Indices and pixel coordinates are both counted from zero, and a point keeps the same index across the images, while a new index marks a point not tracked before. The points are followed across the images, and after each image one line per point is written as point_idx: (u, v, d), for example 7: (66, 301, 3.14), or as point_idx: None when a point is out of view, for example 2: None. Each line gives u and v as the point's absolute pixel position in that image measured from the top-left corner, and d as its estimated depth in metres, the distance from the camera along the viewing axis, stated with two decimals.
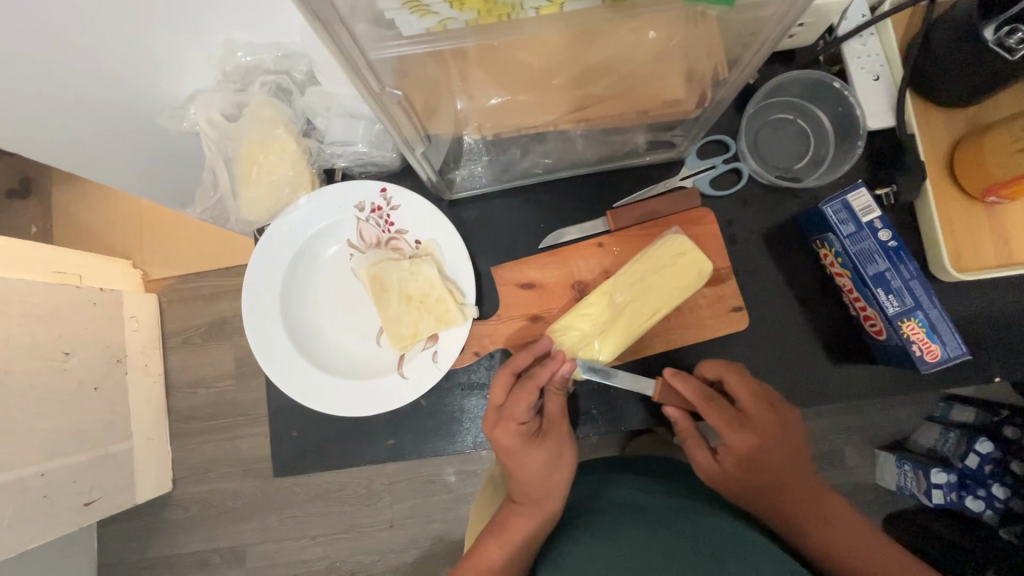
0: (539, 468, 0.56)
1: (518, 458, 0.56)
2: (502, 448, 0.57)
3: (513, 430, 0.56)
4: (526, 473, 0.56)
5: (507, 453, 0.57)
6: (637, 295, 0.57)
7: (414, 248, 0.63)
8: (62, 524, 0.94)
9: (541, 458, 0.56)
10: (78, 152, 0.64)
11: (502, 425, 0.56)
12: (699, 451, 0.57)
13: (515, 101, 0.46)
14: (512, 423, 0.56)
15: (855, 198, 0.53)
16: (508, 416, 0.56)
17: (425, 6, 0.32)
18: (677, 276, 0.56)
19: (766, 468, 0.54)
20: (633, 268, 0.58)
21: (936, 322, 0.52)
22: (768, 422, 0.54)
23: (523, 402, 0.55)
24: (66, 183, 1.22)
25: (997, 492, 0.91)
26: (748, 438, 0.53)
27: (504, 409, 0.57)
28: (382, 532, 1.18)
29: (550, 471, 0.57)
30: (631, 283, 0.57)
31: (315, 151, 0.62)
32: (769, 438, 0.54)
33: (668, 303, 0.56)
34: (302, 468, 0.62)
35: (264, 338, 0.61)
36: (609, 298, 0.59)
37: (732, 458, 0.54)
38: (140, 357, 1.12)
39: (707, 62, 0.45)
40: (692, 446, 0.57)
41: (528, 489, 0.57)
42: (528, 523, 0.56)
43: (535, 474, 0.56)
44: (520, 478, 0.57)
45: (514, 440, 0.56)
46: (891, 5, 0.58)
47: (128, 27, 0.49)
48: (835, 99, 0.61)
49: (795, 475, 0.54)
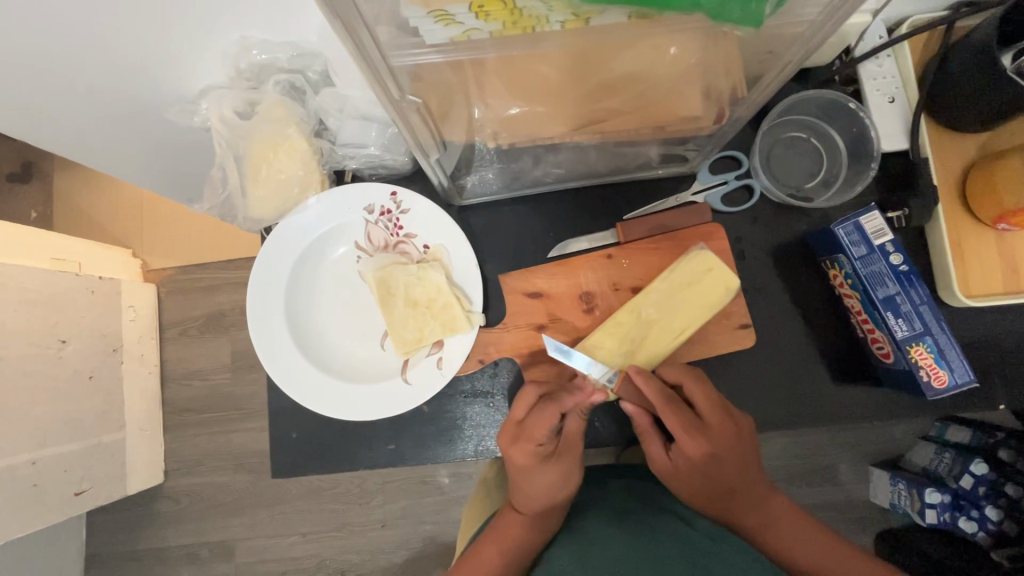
0: (546, 485, 0.56)
1: (529, 475, 0.56)
2: (513, 462, 0.56)
3: (530, 450, 0.55)
4: (533, 488, 0.56)
5: (516, 468, 0.56)
6: (666, 311, 0.57)
7: (422, 252, 0.63)
8: (51, 513, 0.93)
9: (551, 476, 0.56)
10: (86, 141, 0.63)
11: (520, 443, 0.55)
12: (654, 448, 0.57)
13: (532, 112, 0.46)
14: (529, 442, 0.55)
15: (868, 221, 0.53)
16: (527, 435, 0.55)
17: (450, 16, 0.32)
18: (703, 293, 0.57)
19: (718, 474, 0.54)
20: (661, 286, 0.57)
21: (945, 348, 0.52)
22: (728, 433, 0.54)
23: (545, 423, 0.55)
24: (68, 169, 1.21)
25: (991, 513, 0.88)
26: (702, 446, 0.53)
27: (523, 427, 0.56)
28: (372, 532, 1.18)
29: (556, 490, 0.56)
30: (659, 300, 0.57)
31: (326, 152, 0.61)
32: (726, 448, 0.53)
33: (696, 320, 0.57)
34: (301, 469, 0.62)
35: (268, 339, 0.60)
36: (637, 314, 0.58)
37: (684, 460, 0.54)
38: (136, 347, 1.11)
39: (726, 80, 0.44)
40: (647, 441, 0.57)
41: (531, 504, 0.56)
42: (524, 535, 0.56)
43: (542, 490, 0.56)
44: (524, 492, 0.56)
45: (527, 458, 0.55)
46: (908, 28, 0.58)
47: (142, 20, 0.49)
48: (849, 119, 0.61)
49: (747, 481, 0.55)
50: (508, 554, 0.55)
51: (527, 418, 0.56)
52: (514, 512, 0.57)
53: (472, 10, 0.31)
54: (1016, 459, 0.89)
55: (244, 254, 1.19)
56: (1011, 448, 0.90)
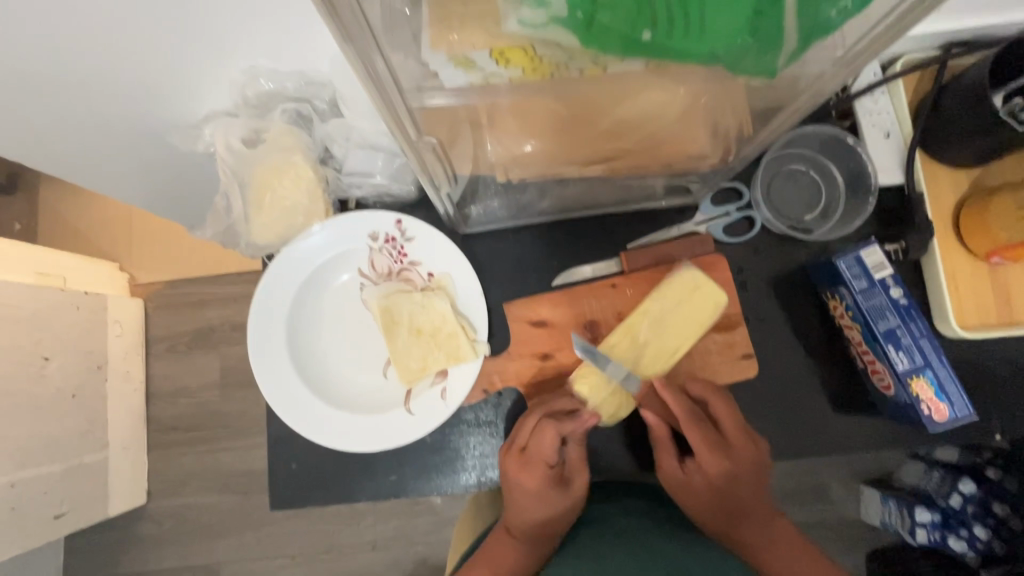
0: (545, 508, 0.57)
1: (535, 497, 0.56)
2: (519, 486, 0.57)
3: (540, 474, 0.56)
4: (535, 512, 0.57)
5: (521, 493, 0.56)
6: (658, 333, 0.57)
7: (426, 280, 0.63)
8: (30, 537, 0.90)
9: (555, 499, 0.57)
10: (82, 165, 0.62)
11: (530, 468, 0.56)
12: (668, 461, 0.57)
13: (543, 148, 0.46)
14: (539, 467, 0.56)
15: (869, 255, 0.54)
16: (536, 460, 0.55)
17: (472, 61, 0.32)
18: (694, 312, 0.57)
19: (728, 491, 0.56)
20: (656, 305, 0.57)
21: (945, 381, 0.53)
22: (748, 455, 0.56)
23: (549, 447, 0.55)
24: (55, 180, 1.19)
25: (979, 532, 0.90)
26: (724, 463, 0.55)
27: (527, 453, 0.56)
28: (363, 553, 1.15)
29: (555, 513, 0.57)
30: (653, 320, 0.57)
31: (332, 180, 0.62)
32: (744, 467, 0.56)
33: (688, 338, 0.57)
34: (300, 499, 0.61)
35: (269, 369, 0.59)
36: (629, 336, 0.57)
37: (699, 475, 0.56)
38: (122, 363, 1.08)
39: (734, 120, 0.45)
40: (661, 454, 0.57)
41: (532, 527, 0.57)
42: (522, 560, 0.57)
43: (539, 512, 0.57)
44: (527, 517, 0.57)
45: (534, 481, 0.56)
46: (903, 66, 0.60)
47: (150, 50, 0.49)
48: (848, 154, 0.63)
49: (752, 499, 0.57)
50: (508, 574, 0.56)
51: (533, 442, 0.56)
52: (513, 537, 0.58)
53: (493, 56, 0.32)
54: (1003, 477, 0.91)
55: (235, 269, 1.17)
56: (999, 467, 0.92)
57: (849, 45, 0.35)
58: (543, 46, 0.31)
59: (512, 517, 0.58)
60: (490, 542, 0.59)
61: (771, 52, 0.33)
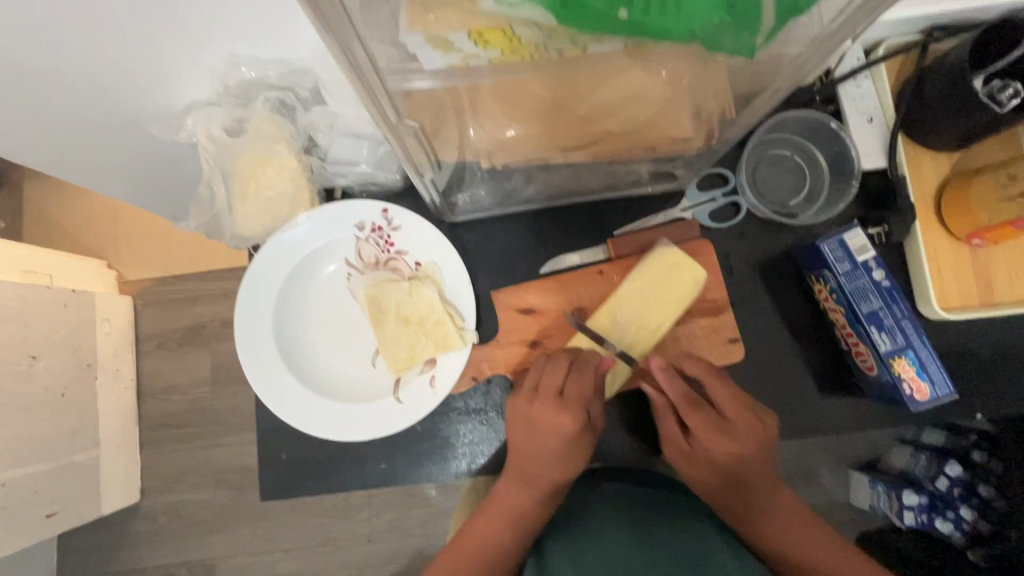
0: (564, 455, 0.56)
1: (562, 438, 0.55)
2: (550, 432, 0.55)
3: (580, 417, 0.54)
4: (557, 460, 0.56)
5: (553, 437, 0.55)
6: (638, 314, 0.58)
7: (413, 269, 0.62)
8: (21, 537, 0.89)
9: (580, 443, 0.56)
10: (64, 158, 0.61)
11: (571, 411, 0.54)
12: (671, 431, 0.56)
13: (526, 132, 0.46)
14: (575, 410, 0.54)
15: (852, 238, 0.55)
16: (575, 400, 0.54)
17: (450, 43, 0.32)
18: (670, 290, 0.57)
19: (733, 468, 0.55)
20: (631, 287, 0.58)
21: (926, 362, 0.53)
22: (752, 433, 0.53)
23: (587, 387, 0.54)
24: (39, 178, 1.17)
25: (965, 514, 0.91)
26: (728, 447, 0.53)
27: (565, 396, 0.54)
28: (359, 546, 1.15)
29: (572, 463, 0.57)
30: (630, 303, 0.58)
31: (316, 169, 0.61)
32: (750, 450, 0.53)
33: (670, 315, 0.57)
34: (292, 491, 0.61)
35: (258, 364, 0.59)
36: (611, 319, 0.58)
37: (703, 452, 0.55)
38: (111, 361, 1.07)
39: (715, 102, 0.45)
40: (664, 423, 0.56)
41: (547, 476, 0.57)
42: (536, 510, 0.57)
43: (557, 460, 0.56)
44: (547, 466, 0.56)
45: (567, 427, 0.54)
46: (885, 50, 0.60)
47: (126, 37, 0.48)
48: (831, 139, 0.64)
49: (759, 473, 0.56)
50: (520, 527, 0.57)
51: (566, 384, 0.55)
52: (529, 490, 0.57)
53: (472, 37, 0.31)
54: (988, 460, 0.92)
55: (224, 265, 1.15)
56: (984, 450, 0.93)
57: (825, 24, 0.35)
58: (521, 26, 0.31)
59: (534, 467, 0.56)
60: (499, 495, 0.58)
61: (748, 30, 0.33)
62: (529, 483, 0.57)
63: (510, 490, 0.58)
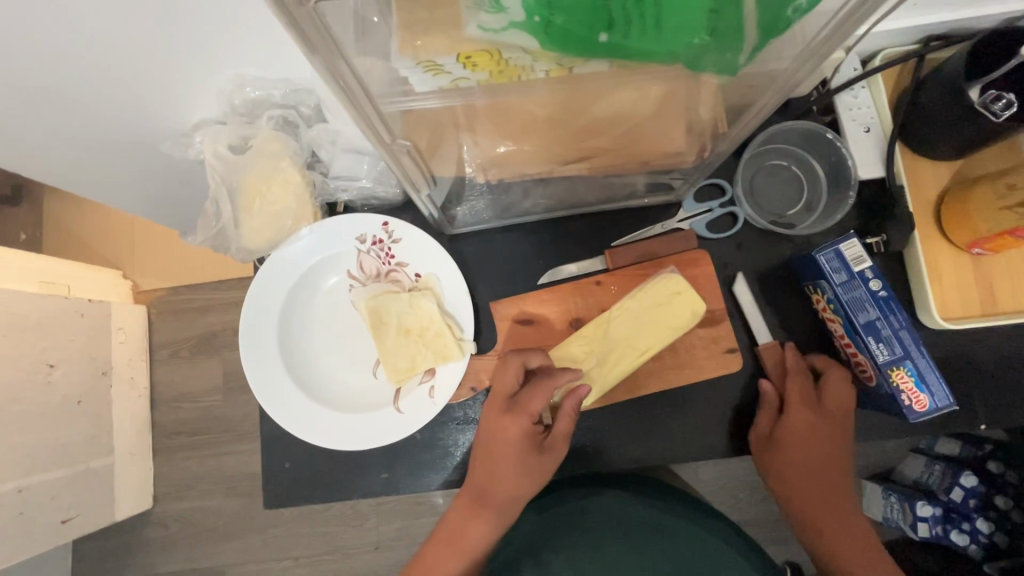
0: (506, 471, 0.56)
1: (507, 450, 0.55)
2: (497, 440, 0.56)
3: (524, 426, 0.55)
4: (503, 476, 0.56)
5: (498, 446, 0.56)
6: (632, 330, 0.59)
7: (414, 280, 0.64)
8: (38, 542, 0.91)
9: (525, 463, 0.56)
10: (79, 172, 0.64)
11: (515, 418, 0.55)
12: (762, 420, 0.59)
13: (520, 148, 0.47)
14: (520, 419, 0.55)
15: (847, 248, 0.55)
16: (523, 409, 0.55)
17: (440, 66, 0.33)
18: (668, 316, 0.58)
19: (829, 466, 0.58)
20: (630, 304, 0.59)
21: (925, 372, 0.53)
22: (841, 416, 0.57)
23: (537, 399, 0.55)
24: (59, 192, 1.21)
25: (981, 526, 0.90)
26: (816, 418, 0.57)
27: (516, 402, 0.56)
28: (366, 554, 1.16)
29: (520, 483, 0.56)
30: (626, 319, 0.59)
31: (319, 184, 0.63)
32: (833, 428, 0.57)
33: (661, 340, 0.58)
34: (296, 500, 0.62)
35: (262, 375, 0.61)
36: (604, 330, 0.60)
37: (788, 431, 0.57)
38: (126, 369, 1.10)
39: (706, 118, 0.46)
40: (760, 414, 0.59)
41: (490, 493, 0.57)
42: (479, 529, 0.58)
43: (501, 476, 0.56)
44: (492, 481, 0.56)
45: (510, 434, 0.55)
46: (881, 61, 0.60)
47: (138, 60, 0.50)
48: (827, 149, 0.64)
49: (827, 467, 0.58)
50: (464, 546, 0.58)
51: (522, 391, 0.56)
52: (475, 507, 0.58)
53: (460, 61, 0.32)
54: (1005, 471, 0.92)
55: (235, 275, 1.18)
56: (1000, 461, 0.92)
57: (809, 38, 0.35)
58: (509, 50, 0.32)
59: (480, 480, 0.57)
60: (449, 514, 0.59)
61: (730, 49, 0.34)
62: (478, 499, 0.57)
63: (459, 506, 0.59)
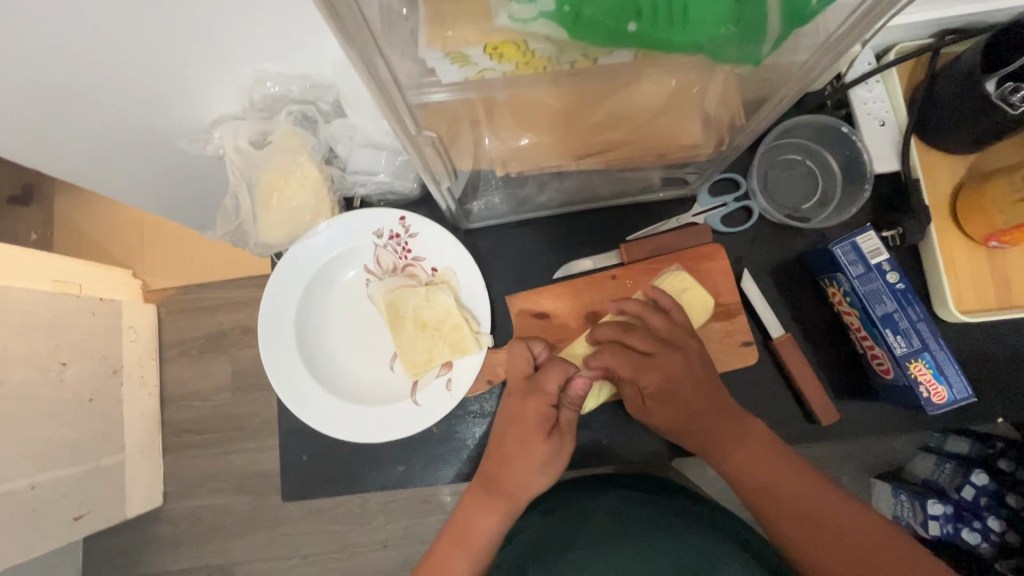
0: (521, 454, 0.56)
1: (525, 431, 0.56)
2: (517, 419, 0.57)
3: (543, 406, 0.56)
4: (518, 462, 0.56)
5: (517, 426, 0.56)
6: None
7: (430, 274, 0.64)
8: (51, 539, 0.92)
9: (541, 446, 0.56)
10: (97, 169, 0.65)
11: (535, 398, 0.56)
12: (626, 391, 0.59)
13: (540, 141, 0.48)
14: (539, 398, 0.56)
15: (864, 240, 0.55)
16: (541, 389, 0.56)
17: (467, 57, 0.33)
18: None
19: (715, 417, 0.55)
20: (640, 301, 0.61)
21: (943, 364, 0.53)
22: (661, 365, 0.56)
23: (555, 379, 0.56)
24: (69, 192, 1.22)
25: (992, 524, 0.88)
26: (648, 375, 0.56)
27: (536, 384, 0.57)
28: (374, 552, 1.17)
29: (534, 469, 0.56)
30: None
31: (337, 179, 0.63)
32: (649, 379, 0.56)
33: None
34: (312, 493, 0.63)
35: (280, 368, 0.61)
36: None
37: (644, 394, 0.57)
38: (137, 367, 1.11)
39: (724, 110, 0.47)
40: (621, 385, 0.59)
41: (502, 479, 0.57)
42: (486, 519, 0.57)
43: (516, 461, 0.56)
44: (506, 466, 0.56)
45: (529, 412, 0.56)
46: (897, 55, 0.60)
47: (159, 55, 0.51)
48: (843, 143, 0.64)
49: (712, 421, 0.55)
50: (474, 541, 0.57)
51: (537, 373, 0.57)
52: (484, 494, 0.57)
53: (488, 51, 0.33)
54: (1015, 469, 0.90)
55: (246, 274, 1.19)
56: (1010, 458, 0.91)
57: (830, 30, 0.36)
58: (535, 41, 0.33)
59: (491, 465, 0.57)
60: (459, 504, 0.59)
61: (754, 40, 0.34)
62: (486, 485, 0.57)
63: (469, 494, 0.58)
